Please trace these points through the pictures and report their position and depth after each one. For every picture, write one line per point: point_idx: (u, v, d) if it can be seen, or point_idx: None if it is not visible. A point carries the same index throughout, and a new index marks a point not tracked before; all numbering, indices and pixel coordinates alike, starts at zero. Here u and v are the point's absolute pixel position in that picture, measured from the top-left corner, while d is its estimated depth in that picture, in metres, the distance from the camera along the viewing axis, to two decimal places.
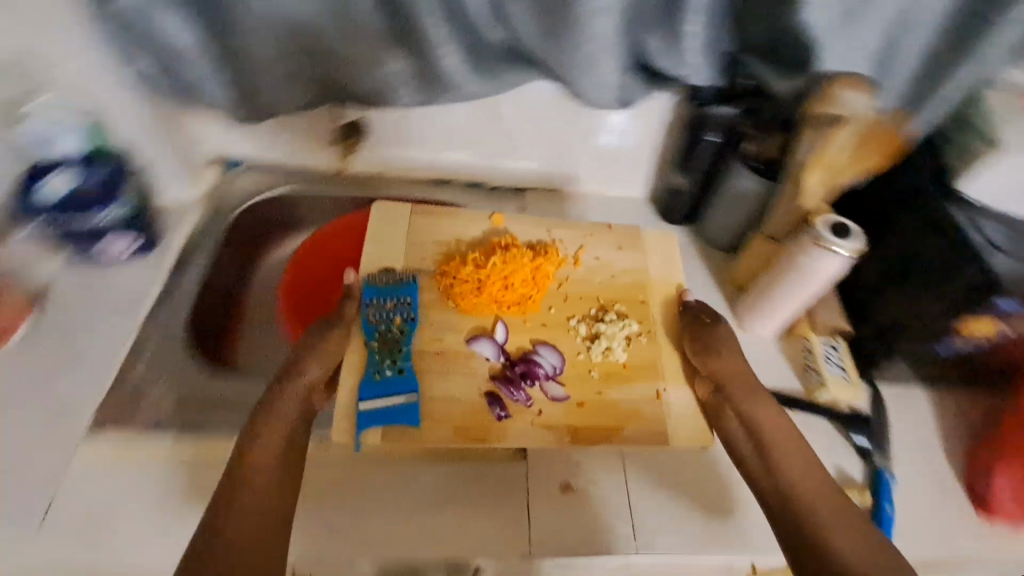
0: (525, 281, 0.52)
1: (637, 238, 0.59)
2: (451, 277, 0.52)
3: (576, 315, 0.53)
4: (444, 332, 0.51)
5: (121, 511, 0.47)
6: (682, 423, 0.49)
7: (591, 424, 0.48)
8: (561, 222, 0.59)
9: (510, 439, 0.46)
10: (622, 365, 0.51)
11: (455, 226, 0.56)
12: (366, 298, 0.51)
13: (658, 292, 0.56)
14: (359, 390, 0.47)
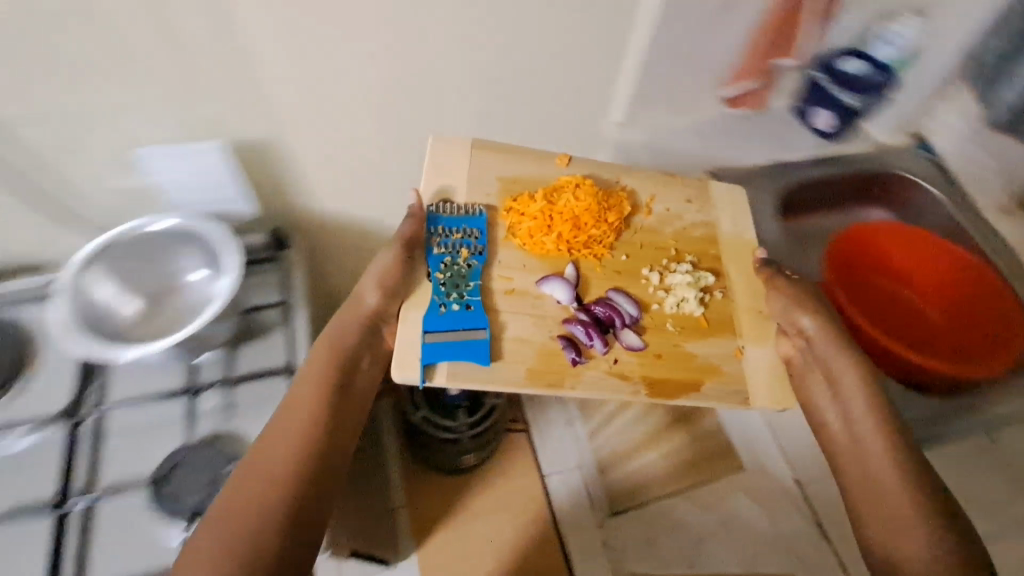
0: (597, 221, 0.50)
1: (706, 191, 0.56)
2: (514, 216, 0.50)
3: (651, 264, 0.51)
4: (513, 270, 0.48)
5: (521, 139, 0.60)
6: (761, 382, 0.48)
7: (664, 376, 0.46)
8: (630, 168, 0.56)
9: (584, 385, 0.44)
10: (699, 319, 0.49)
11: (520, 164, 0.53)
12: (430, 227, 0.48)
13: (730, 247, 0.54)
14: (423, 322, 0.44)
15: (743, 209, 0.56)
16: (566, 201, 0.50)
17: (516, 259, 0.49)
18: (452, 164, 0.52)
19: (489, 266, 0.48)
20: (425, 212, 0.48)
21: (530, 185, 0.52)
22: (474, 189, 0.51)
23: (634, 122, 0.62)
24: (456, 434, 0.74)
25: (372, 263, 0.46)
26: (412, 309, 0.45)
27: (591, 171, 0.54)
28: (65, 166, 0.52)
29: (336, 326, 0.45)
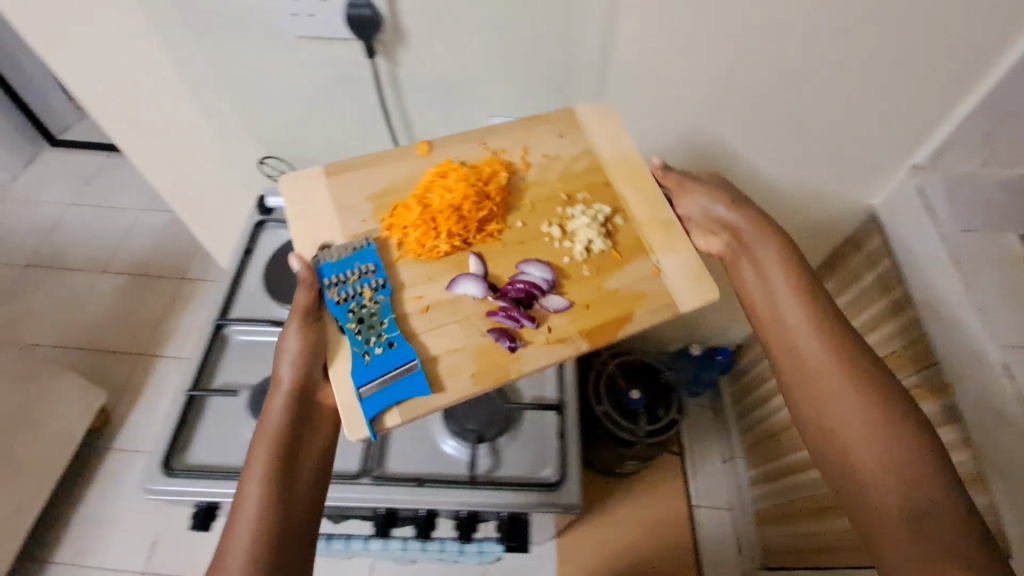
0: (475, 203, 0.67)
1: (576, 127, 0.76)
2: (398, 232, 0.66)
3: (552, 218, 0.69)
4: (422, 287, 0.64)
5: (868, 154, 0.85)
6: (677, 282, 0.66)
7: (601, 319, 0.63)
8: (496, 135, 0.74)
9: (524, 361, 0.60)
10: (613, 255, 0.67)
11: (384, 175, 0.70)
12: (325, 277, 0.63)
13: (605, 167, 0.73)
14: (353, 377, 0.58)
15: (604, 122, 0.76)
16: (447, 201, 0.66)
17: (422, 274, 0.65)
18: (316, 210, 0.68)
19: (396, 293, 0.64)
20: (318, 274, 0.63)
21: (402, 197, 0.69)
22: (349, 224, 0.67)
23: (940, 160, 0.84)
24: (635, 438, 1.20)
25: (282, 351, 0.60)
26: (341, 368, 0.59)
27: (446, 158, 0.71)
28: (413, 110, 0.81)
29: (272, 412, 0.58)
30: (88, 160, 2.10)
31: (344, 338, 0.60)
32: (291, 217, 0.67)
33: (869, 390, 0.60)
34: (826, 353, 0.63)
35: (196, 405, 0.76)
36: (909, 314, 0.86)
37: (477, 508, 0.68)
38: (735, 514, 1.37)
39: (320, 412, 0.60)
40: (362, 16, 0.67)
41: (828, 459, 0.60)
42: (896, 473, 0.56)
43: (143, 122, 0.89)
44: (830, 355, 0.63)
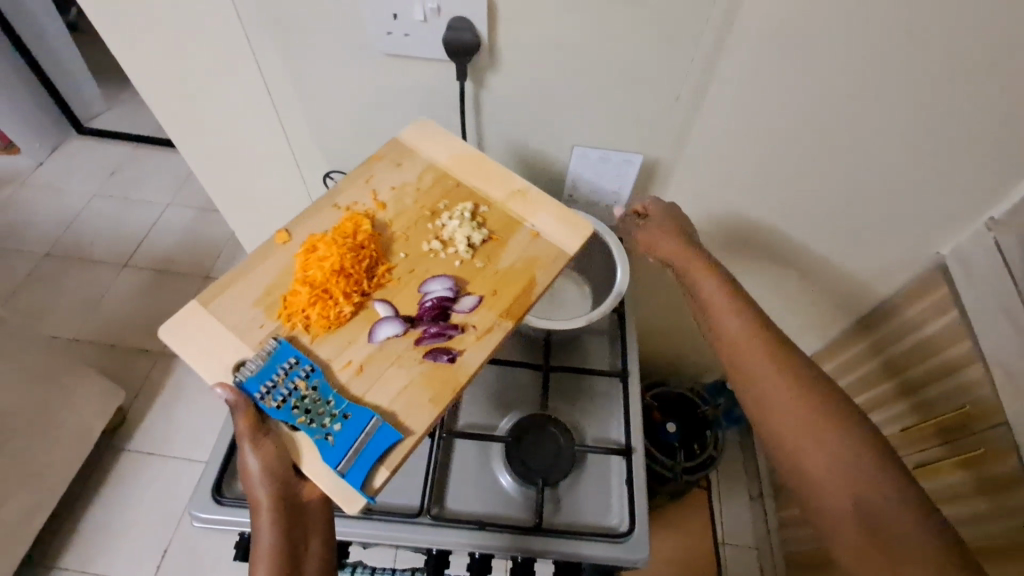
0: (350, 259, 0.64)
1: (406, 149, 0.74)
2: (298, 319, 0.62)
3: (428, 236, 0.69)
4: (344, 353, 0.61)
5: (942, 206, 0.82)
6: (554, 238, 0.70)
7: (512, 297, 0.65)
8: (342, 191, 0.72)
9: (466, 362, 0.61)
10: (494, 239, 0.69)
11: (255, 280, 0.65)
12: (252, 393, 0.57)
13: (449, 170, 0.73)
14: (326, 460, 0.55)
15: (427, 132, 0.74)
16: (327, 270, 0.63)
17: (340, 341, 0.62)
18: (204, 340, 0.61)
19: (328, 371, 0.60)
20: (243, 391, 0.57)
21: (285, 287, 0.64)
22: (248, 336, 0.61)
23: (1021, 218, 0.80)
24: (671, 474, 1.16)
25: (247, 475, 0.56)
26: (311, 458, 0.56)
27: (307, 234, 0.67)
28: (488, 132, 0.78)
29: (261, 538, 0.55)
30: (115, 151, 2.08)
31: (300, 433, 0.57)
32: (184, 358, 0.59)
33: (802, 384, 0.61)
34: (755, 348, 0.65)
35: None
36: (978, 368, 0.82)
37: (537, 557, 0.66)
38: (763, 553, 1.33)
39: (309, 512, 0.58)
40: (460, 41, 0.64)
41: (782, 466, 0.60)
42: (841, 471, 0.55)
43: (209, 124, 0.86)
44: (765, 355, 0.64)
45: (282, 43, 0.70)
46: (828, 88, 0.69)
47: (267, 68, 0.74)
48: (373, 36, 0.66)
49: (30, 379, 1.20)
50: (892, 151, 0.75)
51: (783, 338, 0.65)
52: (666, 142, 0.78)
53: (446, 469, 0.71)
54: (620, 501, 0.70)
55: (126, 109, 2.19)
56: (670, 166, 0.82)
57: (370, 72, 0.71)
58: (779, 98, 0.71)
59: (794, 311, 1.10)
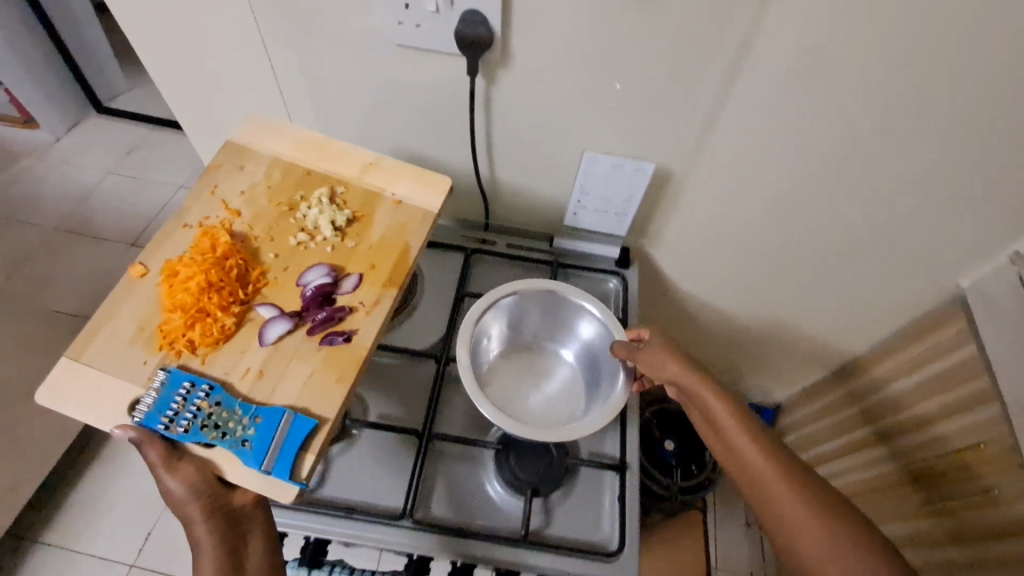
0: (217, 274, 0.63)
1: (246, 151, 0.74)
2: (182, 345, 0.60)
3: (292, 230, 0.70)
4: (238, 363, 0.60)
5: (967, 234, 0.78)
6: (415, 202, 0.73)
7: (390, 265, 0.68)
8: (191, 209, 0.69)
9: (362, 335, 0.63)
10: (356, 218, 0.71)
11: (120, 319, 0.61)
12: (154, 428, 0.55)
13: (296, 161, 0.74)
14: (247, 466, 0.55)
15: (265, 128, 0.75)
16: (193, 290, 0.61)
17: (231, 354, 0.61)
18: (93, 394, 0.57)
19: (228, 386, 0.59)
20: (146, 429, 0.55)
21: (158, 318, 0.62)
22: (134, 374, 0.58)
23: None
24: (665, 492, 1.14)
25: (171, 499, 0.53)
26: (233, 468, 0.55)
27: (164, 260, 0.65)
28: (497, 131, 0.76)
29: (202, 554, 0.53)
30: (132, 132, 2.10)
31: (215, 449, 0.56)
32: (80, 415, 0.56)
33: (811, 485, 0.58)
34: (758, 450, 0.62)
35: None
36: (995, 410, 0.79)
37: (525, 569, 0.64)
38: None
39: (247, 518, 0.57)
40: (474, 35, 0.62)
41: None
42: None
43: (216, 110, 0.85)
44: (769, 458, 0.61)
45: (293, 31, 0.68)
46: (855, 106, 0.65)
47: (279, 59, 0.73)
48: (384, 27, 0.64)
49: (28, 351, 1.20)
50: (918, 177, 0.72)
51: (777, 441, 0.63)
52: (681, 153, 0.75)
53: (433, 473, 0.69)
54: (611, 516, 0.68)
55: (147, 92, 2.21)
56: (682, 179, 0.79)
57: (381, 63, 0.69)
58: (802, 113, 0.68)
59: (799, 336, 1.07)
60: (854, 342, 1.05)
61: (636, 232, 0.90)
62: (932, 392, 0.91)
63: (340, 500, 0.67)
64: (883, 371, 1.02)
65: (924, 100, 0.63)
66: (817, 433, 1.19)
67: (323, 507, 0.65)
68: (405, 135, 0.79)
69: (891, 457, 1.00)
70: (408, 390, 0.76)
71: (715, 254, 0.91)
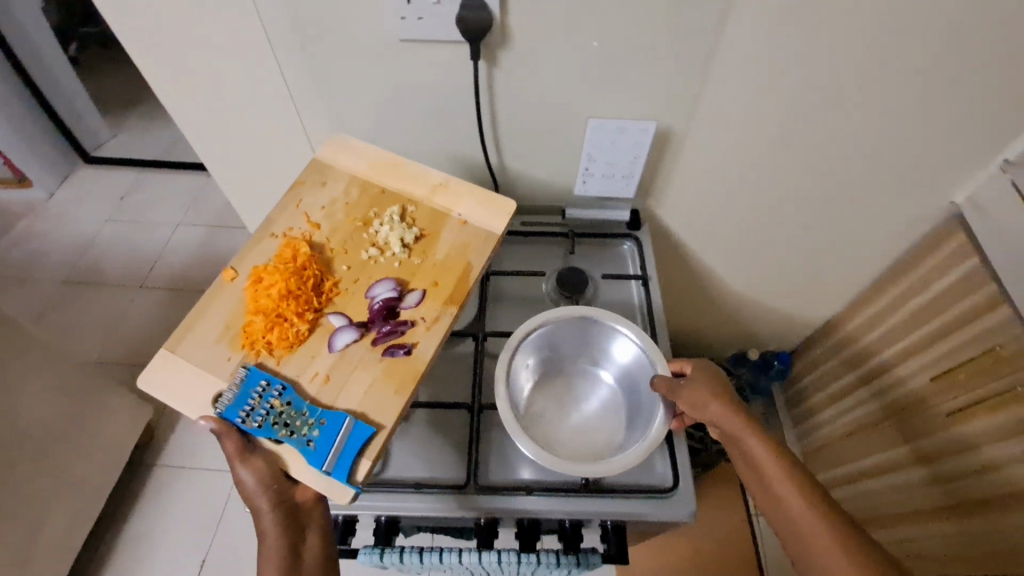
0: (296, 283, 0.66)
1: (325, 167, 0.78)
2: (261, 346, 0.64)
3: (364, 245, 0.72)
4: (310, 366, 0.63)
5: (955, 151, 0.82)
6: (476, 218, 0.74)
7: (453, 282, 0.69)
8: (276, 220, 0.73)
9: (422, 350, 0.65)
10: (423, 235, 0.73)
11: (212, 317, 0.66)
12: (232, 420, 0.59)
13: (370, 178, 0.77)
14: (312, 464, 0.57)
15: (344, 148, 0.79)
16: (274, 297, 0.65)
17: (303, 357, 0.64)
18: (183, 384, 0.61)
19: (298, 387, 0.62)
20: (226, 420, 0.58)
21: (242, 319, 0.66)
22: (219, 371, 0.63)
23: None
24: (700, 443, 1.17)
25: (244, 490, 0.57)
26: (298, 465, 0.58)
27: (251, 266, 0.69)
28: (501, 114, 0.79)
29: (267, 544, 0.56)
30: (122, 177, 2.11)
31: (284, 446, 0.59)
32: (170, 403, 0.60)
33: (863, 550, 0.54)
34: (806, 506, 0.58)
35: None
36: (1005, 310, 0.84)
37: (588, 516, 0.68)
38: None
39: (308, 512, 0.59)
40: (475, 20, 0.65)
41: None
42: None
43: (230, 130, 0.88)
44: (818, 515, 0.57)
45: (299, 41, 0.71)
46: (836, 39, 0.70)
47: (288, 70, 0.76)
48: (387, 21, 0.67)
49: (64, 396, 1.22)
50: (904, 100, 0.76)
51: (827, 496, 0.59)
52: (680, 111, 0.78)
53: (487, 442, 0.73)
54: (663, 459, 0.72)
55: (130, 135, 2.21)
56: (681, 136, 0.83)
57: (384, 62, 0.73)
58: (787, 56, 0.72)
59: (808, 279, 1.10)
60: (860, 277, 1.09)
61: (642, 195, 0.93)
62: (943, 307, 0.97)
63: (403, 478, 0.70)
64: (892, 298, 1.06)
65: (898, 25, 0.68)
66: (838, 368, 1.23)
67: (390, 486, 0.69)
68: (413, 131, 0.82)
69: (910, 377, 1.04)
70: (452, 372, 0.80)
71: (719, 207, 0.95)
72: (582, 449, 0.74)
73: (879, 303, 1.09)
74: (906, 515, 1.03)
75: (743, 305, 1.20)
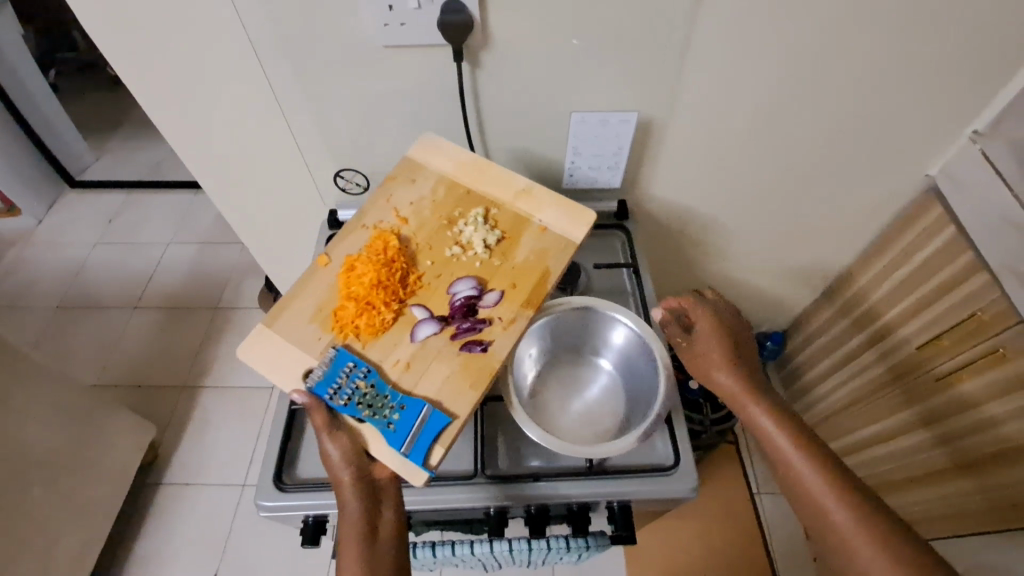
0: (386, 273, 0.70)
1: (415, 166, 0.81)
2: (350, 330, 0.67)
3: (448, 243, 0.75)
4: (393, 352, 0.66)
5: (927, 125, 0.85)
6: (556, 227, 0.76)
7: (530, 287, 0.71)
8: (367, 212, 0.77)
9: (498, 349, 0.66)
10: (504, 238, 0.75)
11: (307, 296, 0.71)
12: (321, 395, 0.62)
13: (457, 179, 0.80)
14: (391, 445, 0.60)
15: (435, 147, 0.81)
16: (367, 284, 0.69)
17: (387, 344, 0.67)
18: (275, 356, 0.66)
19: (381, 371, 0.65)
20: (315, 395, 0.62)
21: (334, 303, 0.70)
22: (310, 348, 0.67)
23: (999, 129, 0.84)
24: (701, 426, 1.19)
25: (329, 464, 0.60)
26: (378, 444, 0.61)
27: (345, 254, 0.73)
28: (487, 114, 0.81)
29: (347, 511, 0.58)
30: (109, 199, 2.10)
31: (365, 425, 0.62)
32: (261, 371, 0.65)
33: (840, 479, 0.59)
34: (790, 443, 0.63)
35: (298, 418, 0.76)
36: (983, 277, 0.88)
37: (594, 498, 0.69)
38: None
39: (384, 490, 0.61)
40: (456, 22, 0.67)
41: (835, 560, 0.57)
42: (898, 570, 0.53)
43: (223, 145, 0.89)
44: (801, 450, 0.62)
45: (285, 53, 0.72)
46: (806, 23, 0.72)
47: (278, 83, 0.77)
48: (371, 29, 0.69)
49: (67, 419, 1.22)
50: (874, 79, 0.79)
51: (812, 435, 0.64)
52: (661, 100, 0.81)
53: (493, 434, 0.75)
54: (663, 439, 0.74)
55: (115, 157, 2.21)
56: (663, 127, 0.86)
57: (369, 68, 0.74)
58: (760, 42, 0.74)
59: (794, 259, 1.13)
60: (845, 254, 1.12)
61: (629, 185, 0.96)
62: (925, 277, 1.00)
63: None
64: (876, 273, 1.09)
65: (864, 6, 0.70)
66: (829, 345, 1.26)
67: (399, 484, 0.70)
68: (402, 135, 0.84)
69: (899, 347, 1.07)
70: None
71: (703, 193, 0.97)
72: (580, 435, 0.76)
73: (863, 278, 1.12)
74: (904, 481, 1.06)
75: (734, 288, 1.22)
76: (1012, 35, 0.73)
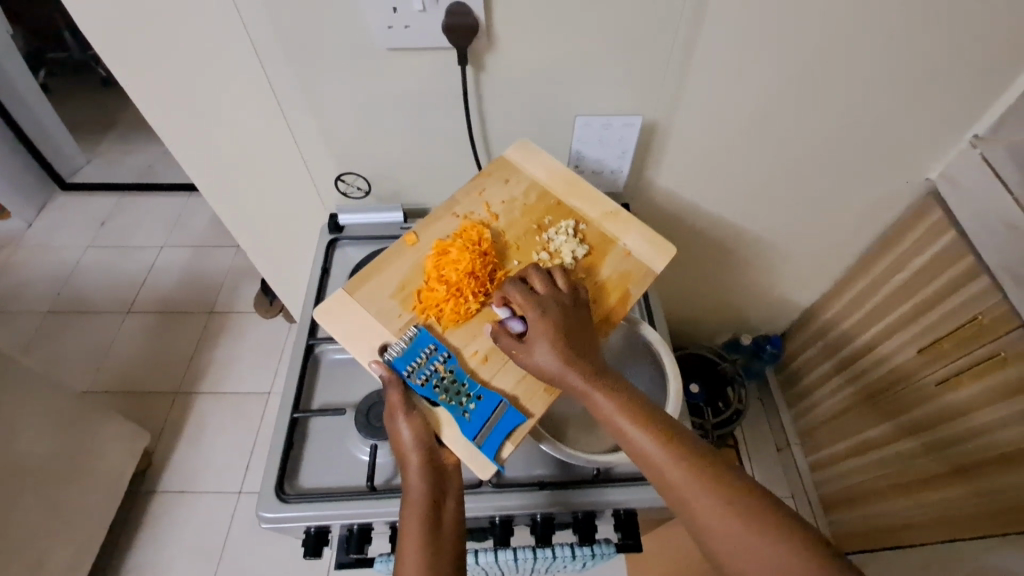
0: (477, 266, 0.68)
1: (509, 165, 0.80)
2: (432, 312, 0.67)
3: (536, 247, 0.73)
4: (472, 343, 0.66)
5: (928, 129, 0.85)
6: (644, 253, 0.73)
7: (612, 305, 0.69)
8: (459, 201, 0.77)
9: None
10: (590, 254, 0.73)
11: (394, 271, 0.71)
12: (400, 370, 0.63)
13: (550, 188, 0.78)
14: (464, 434, 0.61)
15: (533, 154, 0.80)
16: (457, 272, 0.68)
17: (468, 332, 0.67)
18: (357, 321, 0.67)
19: (460, 357, 0.65)
20: (394, 370, 0.63)
21: (418, 283, 0.70)
22: (390, 323, 0.67)
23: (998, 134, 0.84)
24: None
25: (400, 443, 0.60)
26: (449, 431, 0.62)
27: (436, 238, 0.73)
28: (492, 116, 0.80)
29: (410, 491, 0.57)
30: (101, 201, 2.07)
31: (439, 409, 0.62)
32: (341, 334, 0.66)
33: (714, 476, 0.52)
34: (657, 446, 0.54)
35: (300, 426, 0.75)
36: (983, 281, 0.88)
37: (603, 506, 0.69)
38: (800, 501, 1.36)
39: (449, 477, 0.59)
40: (461, 24, 0.66)
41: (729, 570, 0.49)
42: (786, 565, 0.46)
43: (220, 147, 0.87)
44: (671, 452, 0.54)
45: (287, 58, 0.72)
46: (810, 27, 0.72)
47: (279, 87, 0.76)
48: (374, 31, 0.68)
49: (59, 427, 1.20)
50: (877, 83, 0.79)
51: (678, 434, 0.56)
52: (665, 103, 0.80)
53: None
54: None
55: (106, 159, 2.18)
56: (666, 131, 0.85)
57: (372, 71, 0.73)
58: (764, 45, 0.74)
59: (794, 263, 1.13)
60: (845, 258, 1.12)
61: (631, 189, 0.95)
62: (925, 280, 1.00)
63: None
64: (876, 277, 1.10)
65: (868, 11, 0.70)
66: (828, 348, 1.26)
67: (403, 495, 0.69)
68: (405, 139, 0.83)
69: (898, 351, 1.07)
70: None
71: (705, 196, 0.97)
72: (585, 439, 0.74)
73: (861, 282, 1.13)
74: (898, 486, 1.07)
75: (734, 291, 1.23)
76: (1014, 40, 0.74)
